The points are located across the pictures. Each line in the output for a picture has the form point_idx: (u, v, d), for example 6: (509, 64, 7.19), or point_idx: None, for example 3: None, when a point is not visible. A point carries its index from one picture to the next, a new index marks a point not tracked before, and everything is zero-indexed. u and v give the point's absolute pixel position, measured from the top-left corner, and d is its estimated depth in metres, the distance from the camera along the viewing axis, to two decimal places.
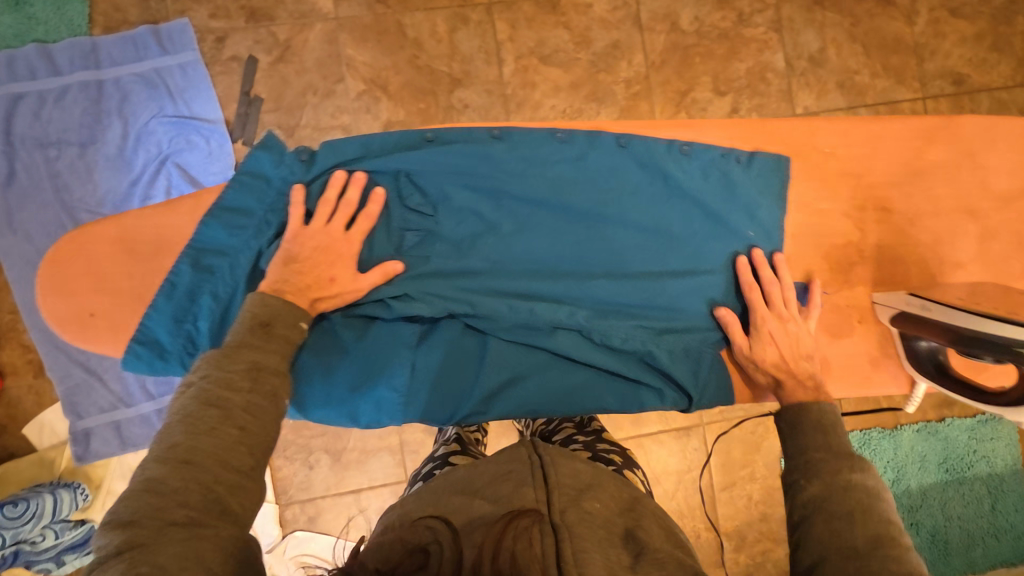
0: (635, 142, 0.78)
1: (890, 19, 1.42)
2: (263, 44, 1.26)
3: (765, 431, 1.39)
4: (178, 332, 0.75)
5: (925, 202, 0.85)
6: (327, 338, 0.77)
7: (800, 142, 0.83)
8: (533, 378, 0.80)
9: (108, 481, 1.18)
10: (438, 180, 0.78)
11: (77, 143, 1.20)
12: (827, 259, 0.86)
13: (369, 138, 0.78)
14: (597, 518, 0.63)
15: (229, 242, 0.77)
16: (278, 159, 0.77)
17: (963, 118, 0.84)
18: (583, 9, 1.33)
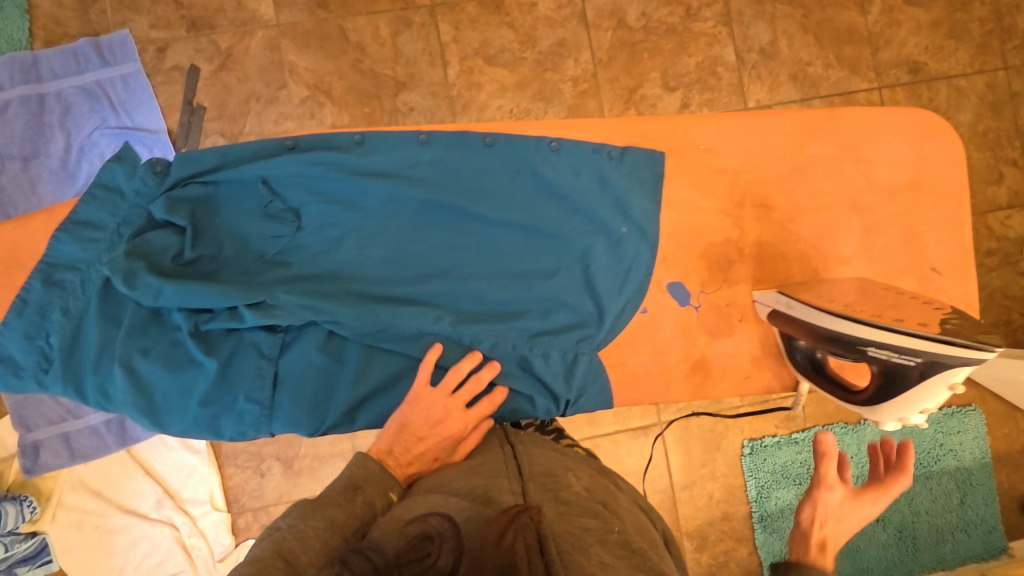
0: (500, 141, 0.82)
1: (843, 8, 1.40)
2: (204, 53, 1.26)
3: (724, 429, 1.35)
4: (31, 348, 0.75)
5: (807, 196, 0.86)
6: (184, 352, 0.76)
7: (675, 137, 0.87)
8: (399, 386, 0.79)
9: (58, 492, 1.19)
10: (300, 187, 0.80)
11: (20, 156, 1.20)
12: (705, 257, 0.87)
13: (225, 148, 0.79)
14: (577, 510, 0.60)
15: (81, 256, 0.77)
16: (130, 172, 0.79)
17: (840, 112, 0.87)
18: (528, 9, 1.33)
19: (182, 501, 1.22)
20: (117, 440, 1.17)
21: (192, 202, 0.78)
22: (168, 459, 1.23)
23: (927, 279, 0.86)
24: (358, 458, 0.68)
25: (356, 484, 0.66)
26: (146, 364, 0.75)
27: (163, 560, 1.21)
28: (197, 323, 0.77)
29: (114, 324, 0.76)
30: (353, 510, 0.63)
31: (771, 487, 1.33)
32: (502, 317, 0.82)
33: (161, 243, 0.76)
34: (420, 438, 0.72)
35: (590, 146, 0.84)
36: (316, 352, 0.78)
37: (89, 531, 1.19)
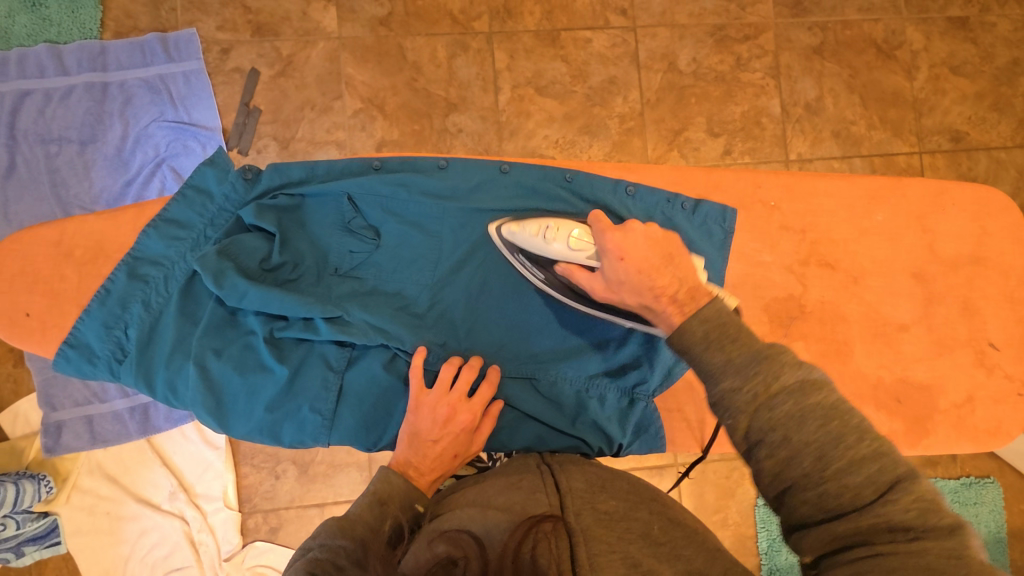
0: (580, 179, 0.84)
1: (890, 72, 1.42)
2: (266, 58, 1.29)
3: (741, 477, 1.34)
4: (108, 337, 0.77)
5: (867, 261, 0.88)
6: (254, 356, 0.77)
7: (744, 193, 0.88)
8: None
9: (75, 475, 1.19)
10: (379, 205, 0.82)
11: (78, 141, 1.24)
12: (767, 311, 0.87)
13: (314, 163, 0.82)
14: (614, 513, 0.61)
15: (166, 252, 0.79)
16: (222, 176, 0.82)
17: (907, 181, 0.89)
18: (583, 44, 1.36)
19: (194, 496, 1.23)
20: (138, 428, 1.18)
21: (279, 210, 0.80)
22: (185, 451, 1.23)
23: (984, 353, 0.88)
24: (382, 474, 0.71)
25: (382, 501, 0.69)
26: (218, 365, 0.76)
27: (170, 553, 1.21)
28: (271, 329, 0.78)
29: (190, 322, 0.78)
30: (386, 528, 0.67)
31: (783, 540, 1.33)
32: (564, 355, 0.83)
33: (249, 246, 0.78)
34: (434, 441, 0.74)
35: (666, 194, 0.85)
36: (381, 369, 0.78)
37: (100, 517, 1.20)
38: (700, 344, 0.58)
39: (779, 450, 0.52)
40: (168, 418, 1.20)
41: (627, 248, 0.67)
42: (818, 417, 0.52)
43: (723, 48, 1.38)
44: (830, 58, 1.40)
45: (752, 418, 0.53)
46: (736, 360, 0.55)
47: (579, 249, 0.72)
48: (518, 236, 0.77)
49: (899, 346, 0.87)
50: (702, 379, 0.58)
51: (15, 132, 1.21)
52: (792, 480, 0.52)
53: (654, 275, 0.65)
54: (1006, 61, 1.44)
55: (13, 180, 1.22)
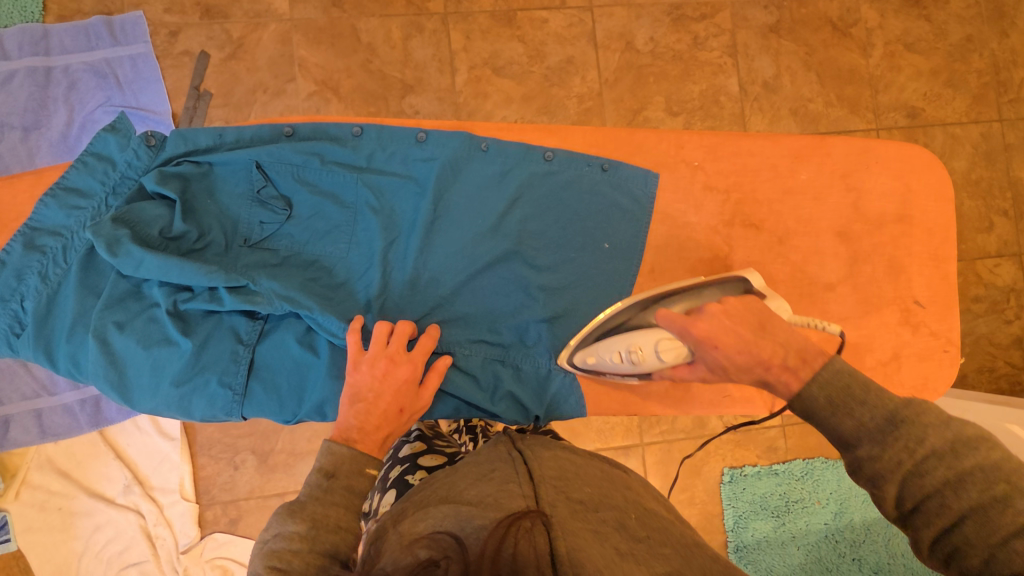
0: (497, 146, 0.83)
1: (847, 50, 1.43)
2: (216, 40, 1.27)
3: (705, 456, 1.34)
4: (4, 310, 0.75)
5: (794, 220, 0.88)
6: (158, 328, 0.76)
7: (666, 154, 0.88)
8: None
9: (25, 470, 1.17)
10: (289, 175, 0.80)
11: (21, 127, 1.20)
12: (692, 273, 0.88)
13: (222, 130, 0.80)
14: (585, 504, 0.60)
15: (67, 222, 0.77)
16: (124, 144, 0.79)
17: (834, 141, 0.88)
18: (540, 24, 1.35)
19: (150, 489, 1.20)
20: (89, 420, 1.15)
21: (185, 179, 0.78)
22: (140, 443, 1.20)
23: (911, 310, 0.88)
24: (325, 446, 0.68)
25: (328, 475, 0.66)
26: (121, 339, 0.74)
27: (126, 547, 1.18)
28: (176, 300, 0.76)
29: (93, 295, 0.76)
30: (341, 509, 0.65)
31: (748, 517, 1.33)
32: (476, 327, 0.83)
33: (151, 214, 0.76)
34: (376, 398, 0.73)
35: (584, 158, 0.85)
36: (297, 341, 0.78)
37: (51, 512, 1.17)
38: (827, 410, 0.61)
39: (936, 517, 0.55)
40: (121, 410, 1.17)
41: (717, 333, 0.69)
42: (979, 483, 0.54)
43: (680, 27, 1.38)
44: (787, 37, 1.41)
45: (903, 483, 0.57)
46: (869, 425, 0.58)
47: (671, 354, 0.73)
48: (599, 365, 0.79)
49: (828, 306, 0.87)
50: (838, 445, 0.61)
51: None
52: (957, 540, 0.54)
53: (753, 346, 0.67)
54: (960, 38, 1.46)
55: None
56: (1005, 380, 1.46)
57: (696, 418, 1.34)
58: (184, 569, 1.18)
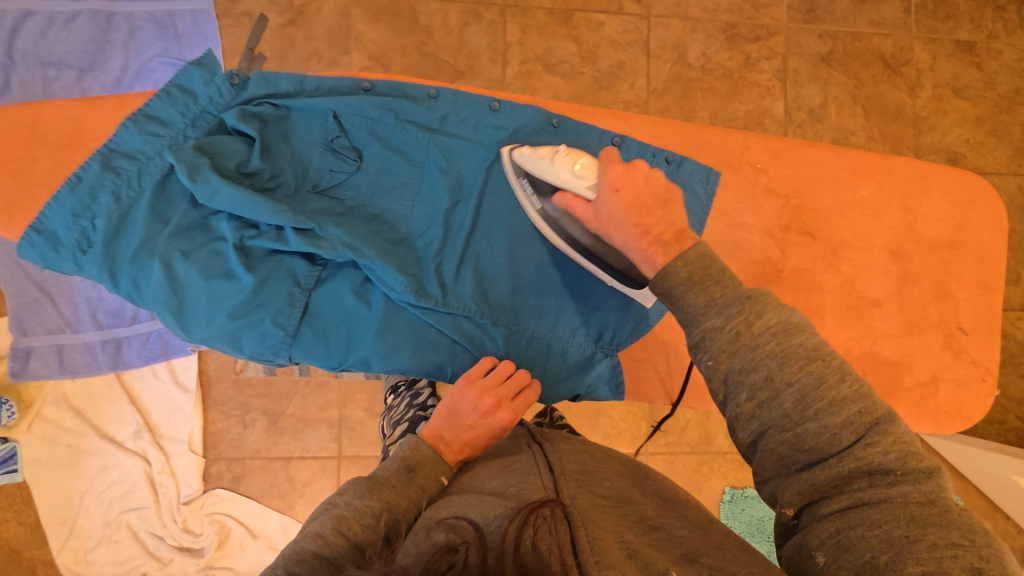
0: (567, 124, 0.85)
1: (894, 88, 1.43)
2: (277, 6, 1.28)
3: (708, 471, 1.34)
4: (74, 225, 0.74)
5: (849, 234, 0.88)
6: (220, 262, 0.75)
7: (731, 153, 0.87)
8: (426, 349, 0.80)
9: (40, 404, 1.18)
10: (364, 129, 0.81)
11: (77, 68, 1.22)
12: (744, 272, 0.86)
13: (304, 78, 0.81)
14: (611, 499, 0.61)
15: (143, 147, 0.77)
16: (208, 79, 0.79)
17: (895, 160, 0.89)
18: (595, 27, 1.36)
19: (159, 437, 1.20)
20: (108, 361, 1.18)
21: (265, 119, 0.79)
22: (155, 391, 1.22)
23: (953, 336, 0.88)
24: (410, 442, 0.71)
25: (414, 447, 0.71)
26: (184, 267, 0.74)
27: (129, 491, 1.19)
28: (242, 237, 0.76)
29: (161, 221, 0.76)
30: (410, 494, 0.66)
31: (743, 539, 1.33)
32: (526, 302, 0.84)
33: (229, 147, 0.76)
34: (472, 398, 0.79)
35: (652, 147, 0.85)
36: (355, 293, 0.79)
37: (60, 448, 1.18)
38: (684, 286, 0.57)
39: (761, 393, 0.51)
40: (140, 354, 1.20)
41: (624, 182, 0.68)
42: (802, 357, 0.50)
43: (733, 46, 1.39)
44: (837, 68, 1.42)
45: (733, 359, 0.52)
46: (719, 300, 0.55)
47: (585, 175, 0.71)
48: (526, 160, 0.77)
49: (871, 321, 0.87)
50: (685, 325, 0.57)
51: (12, 52, 1.19)
52: (770, 421, 0.50)
53: (642, 213, 0.65)
54: (1008, 89, 1.46)
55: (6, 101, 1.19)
56: (1015, 434, 1.45)
57: (704, 434, 1.34)
58: (184, 520, 1.18)
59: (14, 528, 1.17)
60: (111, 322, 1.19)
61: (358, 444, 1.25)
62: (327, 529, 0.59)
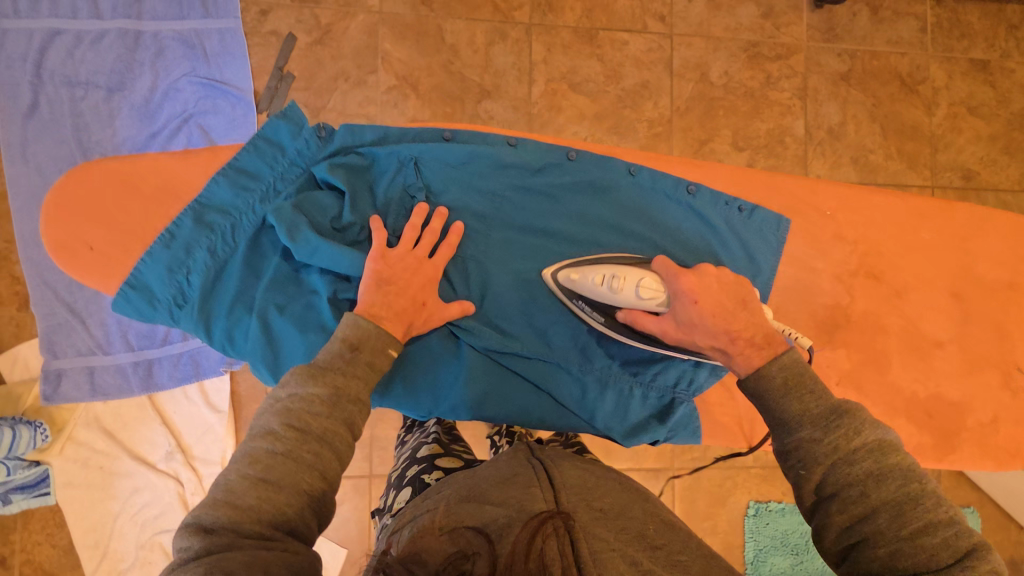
0: (644, 172, 0.83)
1: (911, 106, 1.46)
2: (304, 24, 1.28)
3: (733, 486, 1.37)
4: (170, 280, 0.75)
5: (913, 277, 0.89)
6: (314, 314, 0.76)
7: (802, 200, 0.88)
8: (513, 398, 0.82)
9: (71, 426, 1.18)
10: (447, 177, 0.80)
11: (105, 87, 1.22)
12: (814, 318, 0.88)
13: (388, 129, 0.80)
14: (609, 511, 0.62)
15: (235, 202, 0.77)
16: (296, 132, 0.79)
17: (957, 205, 0.91)
18: (619, 46, 1.37)
19: (191, 458, 1.21)
20: (140, 383, 1.19)
21: (351, 171, 0.78)
22: (185, 411, 1.22)
23: (1011, 376, 0.90)
24: (351, 319, 0.68)
25: (353, 345, 0.66)
26: (280, 320, 0.75)
27: (162, 513, 1.19)
28: (335, 290, 0.76)
29: (254, 274, 0.77)
30: (356, 376, 0.65)
31: (768, 551, 1.36)
32: (610, 354, 0.83)
33: (320, 203, 0.77)
34: (404, 287, 0.72)
35: (725, 197, 0.85)
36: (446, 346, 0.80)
37: (93, 470, 1.18)
38: (778, 392, 0.63)
39: (852, 506, 0.57)
40: (172, 375, 1.20)
41: (699, 291, 0.70)
42: (900, 477, 0.56)
43: (755, 65, 1.41)
44: (856, 86, 1.44)
45: (828, 470, 0.59)
46: (813, 411, 0.61)
47: (650, 294, 0.72)
48: (578, 284, 0.77)
49: (934, 362, 0.88)
50: (777, 427, 0.63)
51: (41, 71, 1.20)
52: (863, 533, 0.56)
53: (728, 319, 0.69)
54: (1021, 107, 1.49)
55: (34, 120, 1.20)
56: None
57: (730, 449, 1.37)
58: None
59: (48, 551, 1.18)
60: (143, 344, 1.19)
61: (390, 462, 1.27)
62: (251, 499, 0.55)
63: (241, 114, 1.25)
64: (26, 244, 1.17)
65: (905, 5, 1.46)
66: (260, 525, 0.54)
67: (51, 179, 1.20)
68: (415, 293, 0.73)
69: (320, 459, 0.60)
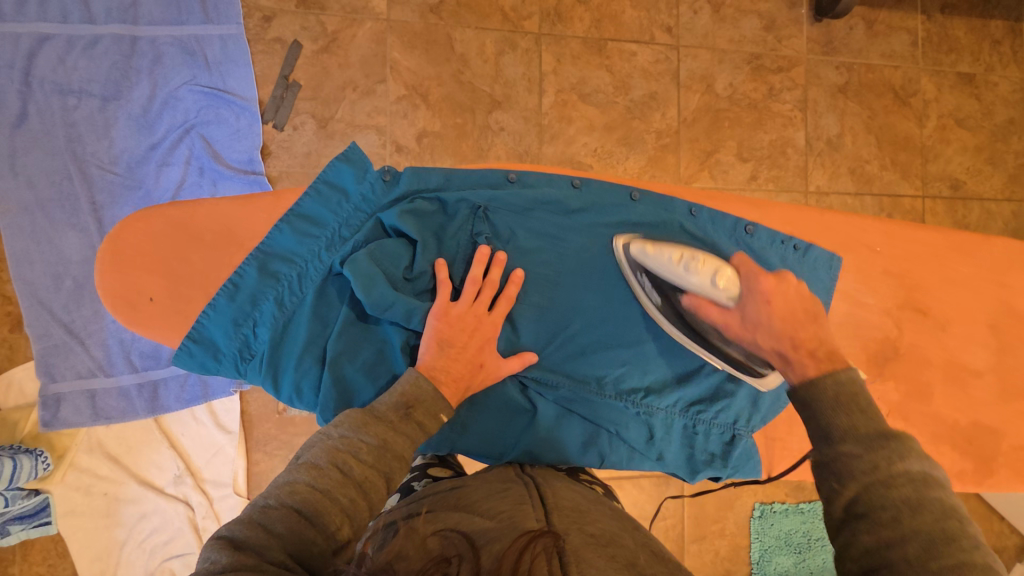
0: (705, 213, 0.78)
1: (904, 118, 1.51)
2: (310, 31, 1.24)
3: (740, 490, 1.40)
4: (235, 334, 0.70)
5: (954, 309, 0.82)
6: (385, 365, 0.71)
7: (849, 236, 0.81)
8: (590, 449, 0.78)
9: (73, 452, 1.14)
10: (511, 222, 0.75)
11: (100, 96, 1.16)
12: (864, 350, 0.81)
13: (451, 172, 0.75)
14: (603, 535, 0.56)
15: (298, 249, 0.72)
16: (361, 175, 0.74)
17: (991, 238, 0.84)
18: (628, 56, 1.38)
19: (202, 481, 1.18)
20: (146, 406, 1.15)
21: (419, 217, 0.73)
22: (195, 434, 1.19)
23: None
24: (411, 374, 0.65)
25: (407, 403, 0.63)
26: (350, 370, 0.70)
27: (172, 539, 1.16)
28: (408, 341, 0.72)
29: (321, 325, 0.71)
30: (406, 434, 0.61)
31: (773, 551, 1.40)
32: (684, 398, 0.80)
33: (390, 252, 0.71)
34: (463, 346, 0.68)
35: (780, 236, 0.78)
36: (521, 398, 0.76)
37: (97, 497, 1.14)
38: (829, 403, 0.57)
39: (884, 528, 0.49)
40: (179, 397, 1.16)
41: (774, 293, 0.69)
42: (938, 512, 0.49)
43: (758, 77, 1.43)
44: (853, 98, 1.48)
45: (862, 490, 0.51)
46: (859, 429, 0.54)
47: (722, 284, 0.70)
48: (648, 257, 0.73)
49: (973, 392, 0.82)
50: (815, 438, 0.57)
51: (30, 79, 1.14)
52: (883, 559, 0.48)
53: (796, 327, 0.66)
54: (1003, 120, 1.56)
55: (23, 130, 1.14)
56: None
57: None
58: None
59: None
60: (149, 365, 1.15)
61: None
62: (282, 527, 0.51)
63: (246, 125, 1.21)
64: (19, 264, 1.12)
65: (898, 19, 1.50)
66: (286, 554, 0.49)
67: (43, 194, 1.15)
68: (473, 354, 0.69)
69: (355, 508, 0.55)
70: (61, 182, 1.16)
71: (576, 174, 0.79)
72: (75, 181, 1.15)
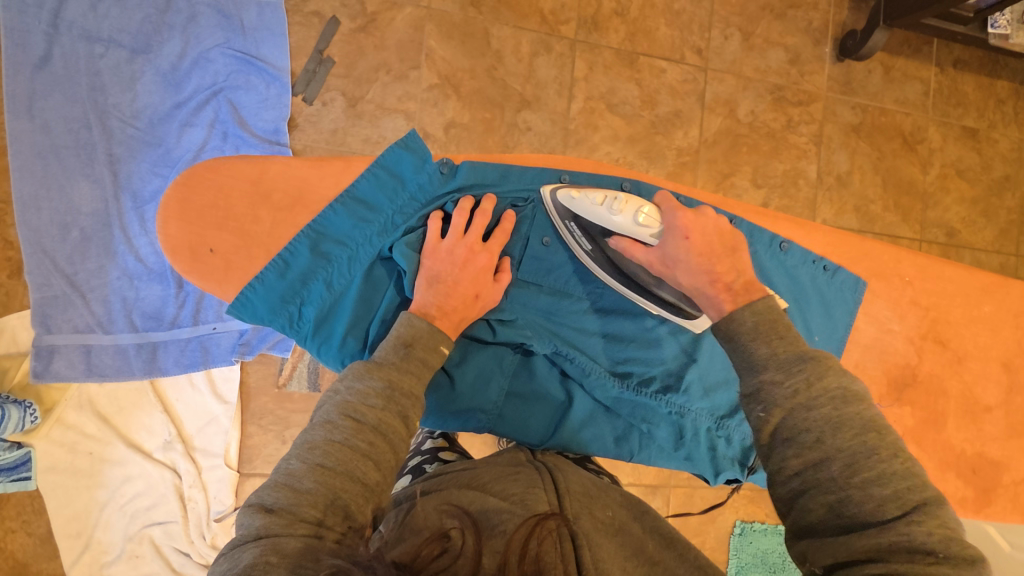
0: (746, 227, 0.80)
1: (909, 163, 1.57)
2: (349, 9, 1.24)
3: (722, 505, 1.43)
4: (282, 310, 0.70)
5: (973, 344, 0.86)
6: None
7: (885, 265, 0.84)
8: (621, 443, 0.82)
9: (61, 408, 1.11)
10: None
11: (129, 47, 1.14)
12: (887, 375, 0.84)
13: (509, 168, 0.76)
14: (613, 525, 0.56)
15: (353, 233, 0.72)
16: (419, 165, 0.74)
17: (1014, 282, 0.88)
18: (657, 73, 1.40)
19: (191, 449, 1.15)
20: (143, 368, 1.11)
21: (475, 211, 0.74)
22: (189, 400, 1.16)
23: None
24: (404, 317, 0.66)
25: (406, 343, 0.64)
26: None
27: (154, 505, 1.13)
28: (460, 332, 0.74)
29: (368, 309, 0.72)
30: (411, 372, 0.63)
31: (747, 569, 1.43)
32: (716, 406, 0.82)
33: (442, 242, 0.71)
34: (456, 281, 0.69)
35: (813, 256, 0.82)
36: (558, 390, 0.79)
37: (81, 457, 1.11)
38: (750, 334, 0.60)
39: (808, 450, 0.52)
40: (178, 362, 1.12)
41: (694, 229, 0.67)
42: (856, 426, 0.52)
43: (778, 107, 1.47)
44: (864, 138, 1.53)
45: (788, 413, 0.54)
46: (781, 355, 0.57)
47: (646, 223, 0.69)
48: (576, 203, 0.71)
49: (984, 426, 0.86)
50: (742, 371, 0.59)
51: (58, 21, 1.11)
52: (815, 480, 0.52)
53: (714, 261, 0.66)
54: (1000, 175, 1.63)
55: (45, 72, 1.11)
56: None
57: None
58: (212, 537, 1.13)
59: (22, 539, 1.10)
60: (149, 326, 1.12)
61: None
62: (311, 483, 0.52)
63: (275, 95, 1.19)
64: (24, 210, 1.09)
65: (914, 68, 1.56)
66: (322, 510, 0.51)
67: (58, 141, 1.12)
68: (467, 286, 0.70)
69: (374, 449, 0.56)
70: (78, 130, 1.13)
71: (626, 177, 0.80)
72: (94, 132, 1.13)
